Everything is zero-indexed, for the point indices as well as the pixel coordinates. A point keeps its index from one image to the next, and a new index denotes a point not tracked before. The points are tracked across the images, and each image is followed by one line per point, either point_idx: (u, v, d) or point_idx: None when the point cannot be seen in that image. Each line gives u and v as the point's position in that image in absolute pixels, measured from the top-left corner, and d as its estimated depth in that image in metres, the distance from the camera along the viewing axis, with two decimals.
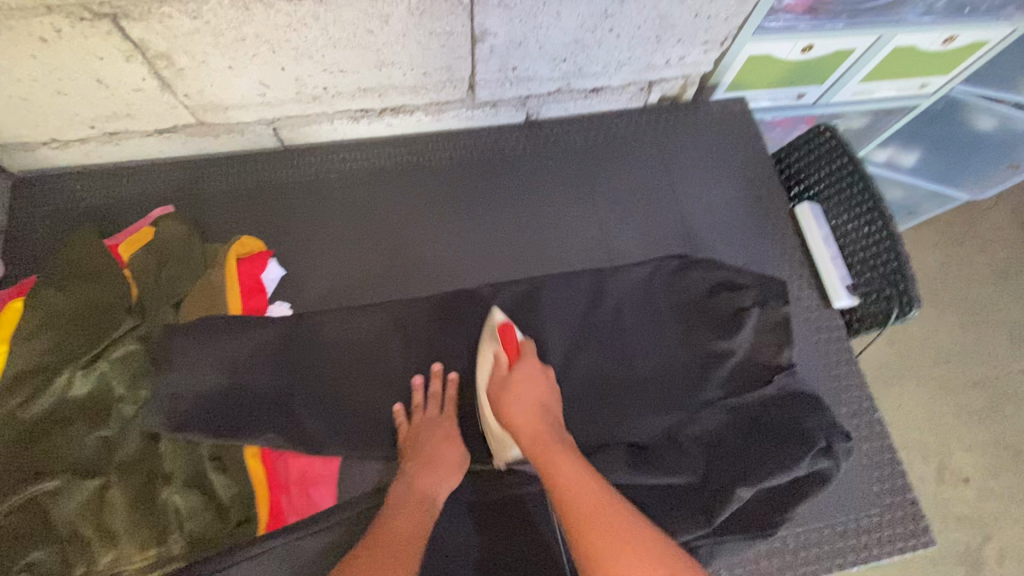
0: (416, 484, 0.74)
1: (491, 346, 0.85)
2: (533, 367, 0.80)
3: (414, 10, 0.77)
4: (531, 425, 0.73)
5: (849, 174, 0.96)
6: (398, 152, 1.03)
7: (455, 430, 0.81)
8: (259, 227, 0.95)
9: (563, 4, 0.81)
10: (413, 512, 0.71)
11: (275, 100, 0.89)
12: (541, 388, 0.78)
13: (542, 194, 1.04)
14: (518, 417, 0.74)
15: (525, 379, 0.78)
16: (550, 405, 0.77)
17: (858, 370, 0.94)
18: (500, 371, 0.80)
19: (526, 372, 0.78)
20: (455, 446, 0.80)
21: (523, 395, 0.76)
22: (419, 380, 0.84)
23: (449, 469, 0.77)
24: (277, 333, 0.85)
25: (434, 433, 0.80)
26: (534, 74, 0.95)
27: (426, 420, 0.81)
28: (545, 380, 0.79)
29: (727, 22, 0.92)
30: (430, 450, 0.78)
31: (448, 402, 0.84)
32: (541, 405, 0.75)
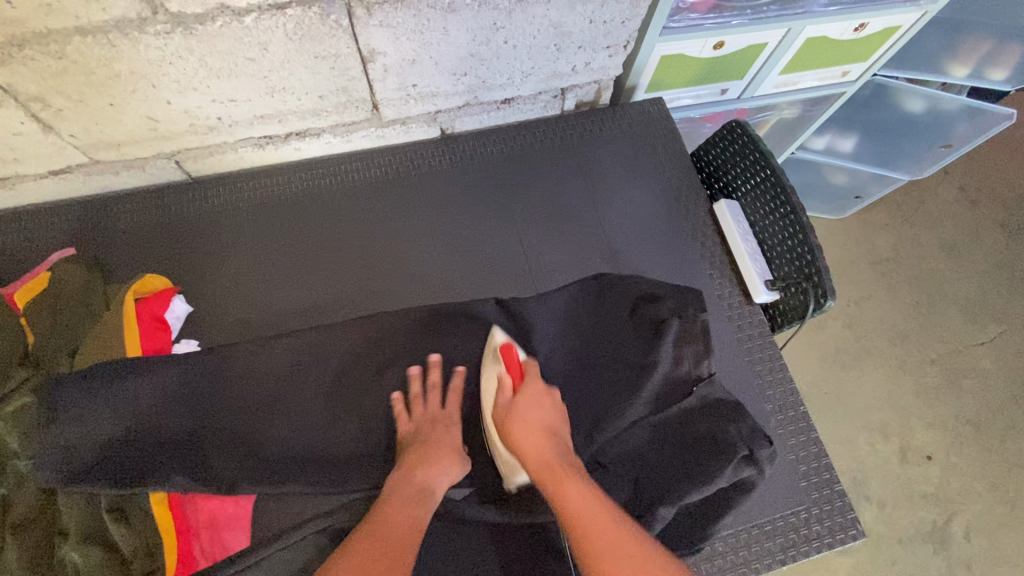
0: (415, 476, 0.75)
1: (493, 367, 0.86)
2: (540, 394, 0.81)
3: (292, 34, 0.75)
4: (540, 452, 0.74)
5: (761, 169, 0.97)
6: (310, 175, 1.01)
7: (454, 426, 0.83)
8: (164, 262, 0.93)
9: (448, 20, 0.80)
10: (407, 507, 0.72)
11: (169, 133, 0.87)
12: (547, 415, 0.79)
13: (460, 208, 1.02)
14: (527, 447, 0.75)
15: (529, 405, 0.79)
16: (556, 429, 0.78)
17: (782, 365, 0.94)
18: (502, 401, 0.81)
19: (532, 398, 0.80)
20: (453, 441, 0.82)
21: (531, 417, 0.78)
22: (416, 371, 0.86)
23: (446, 462, 0.78)
24: (182, 371, 0.83)
25: (433, 428, 0.82)
26: (437, 90, 0.93)
27: (425, 415, 0.83)
28: (551, 405, 0.80)
29: (624, 26, 0.91)
30: (428, 444, 0.79)
31: (452, 394, 0.86)
32: (549, 433, 0.76)
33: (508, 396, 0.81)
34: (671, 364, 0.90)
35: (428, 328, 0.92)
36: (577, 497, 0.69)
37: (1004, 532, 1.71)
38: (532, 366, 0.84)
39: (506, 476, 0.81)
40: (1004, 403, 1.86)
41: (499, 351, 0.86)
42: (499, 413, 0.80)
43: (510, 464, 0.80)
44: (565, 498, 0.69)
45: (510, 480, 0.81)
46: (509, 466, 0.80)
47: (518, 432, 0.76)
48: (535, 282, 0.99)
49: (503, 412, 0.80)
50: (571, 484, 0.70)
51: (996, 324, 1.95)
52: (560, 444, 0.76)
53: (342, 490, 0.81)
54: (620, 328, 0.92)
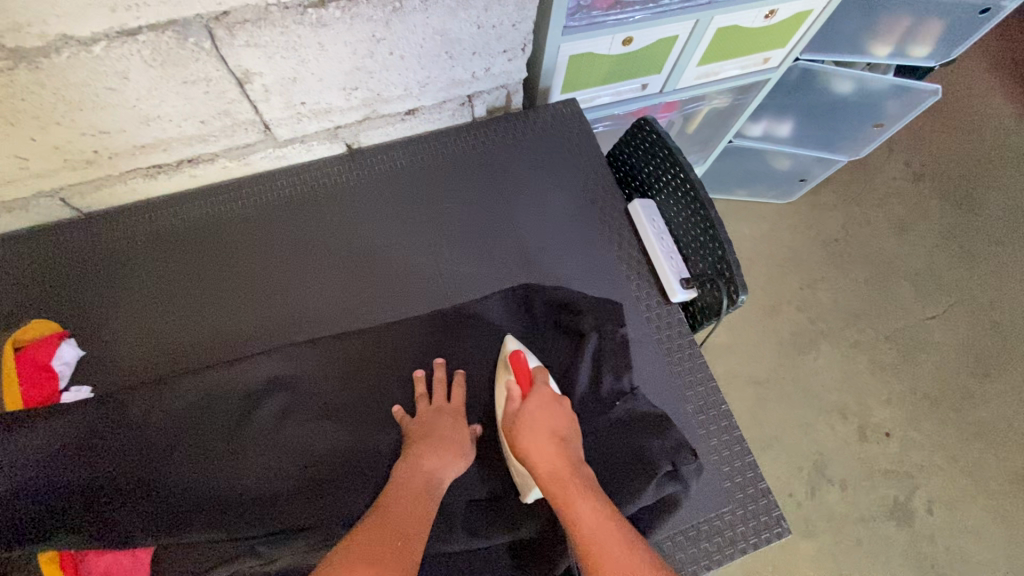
0: (422, 466, 0.74)
1: (504, 375, 0.84)
2: (548, 397, 0.78)
3: (151, 61, 0.72)
4: (549, 461, 0.71)
5: (672, 166, 0.95)
6: (209, 202, 0.97)
7: (461, 415, 0.82)
8: (53, 306, 0.88)
9: (322, 34, 0.77)
10: (416, 498, 0.71)
11: (44, 171, 0.83)
12: (558, 420, 0.76)
13: (368, 223, 0.99)
14: (538, 459, 0.72)
15: (538, 416, 0.76)
16: (566, 435, 0.75)
17: (702, 364, 0.92)
18: (512, 406, 0.79)
19: (541, 400, 0.78)
20: (458, 432, 0.80)
21: (542, 424, 0.75)
22: (421, 371, 0.85)
23: (453, 452, 0.77)
24: (75, 420, 0.78)
25: (438, 420, 0.80)
26: (330, 106, 0.90)
27: (433, 405, 0.82)
28: (561, 410, 0.77)
29: (516, 28, 0.89)
30: (437, 434, 0.78)
31: (457, 387, 0.84)
32: (557, 440, 0.74)
33: (518, 404, 0.79)
34: (589, 373, 0.87)
35: (336, 355, 0.88)
36: (593, 518, 0.66)
37: (963, 503, 1.72)
38: (541, 371, 0.82)
39: (521, 490, 0.78)
40: (958, 375, 1.87)
41: (510, 359, 0.84)
42: (508, 424, 0.77)
43: (523, 480, 0.78)
44: (578, 522, 0.66)
45: (523, 493, 0.78)
46: (524, 478, 0.77)
47: (529, 440, 0.74)
48: (449, 297, 0.95)
49: (513, 415, 0.78)
50: (583, 504, 0.67)
51: (946, 297, 1.97)
52: (569, 457, 0.73)
53: (245, 534, 0.76)
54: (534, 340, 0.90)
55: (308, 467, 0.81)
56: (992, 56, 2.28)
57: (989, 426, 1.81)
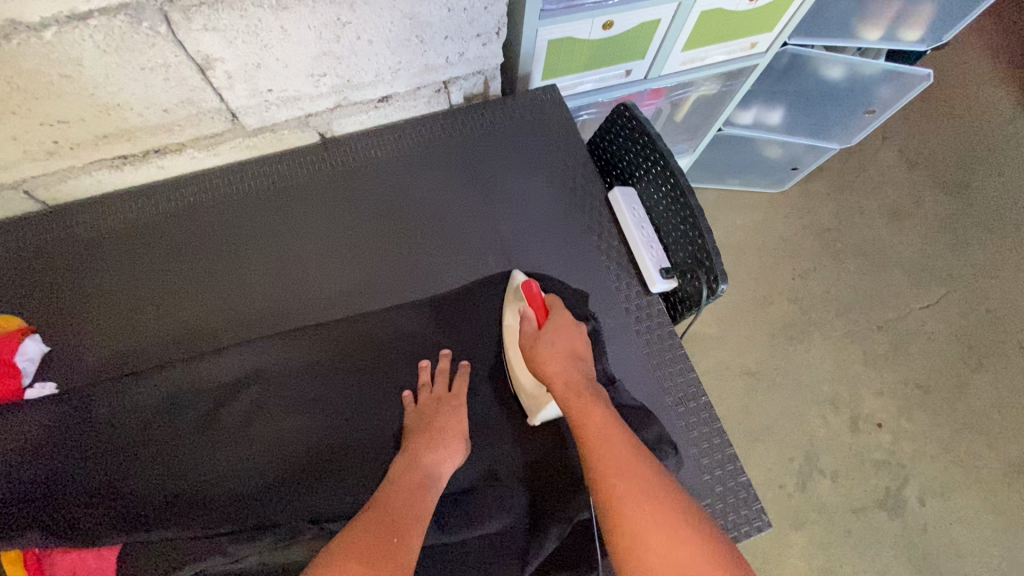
0: (421, 462, 0.74)
1: (516, 304, 0.88)
2: (566, 322, 0.82)
3: (105, 46, 0.69)
4: (564, 372, 0.76)
5: (651, 153, 0.93)
6: (177, 193, 0.95)
7: (462, 408, 0.81)
8: (18, 302, 0.86)
9: (284, 18, 0.74)
10: (414, 495, 0.70)
11: (3, 162, 0.81)
12: (574, 341, 0.81)
13: (341, 214, 0.97)
14: (552, 364, 0.77)
15: (555, 335, 0.80)
16: (581, 354, 0.80)
17: (683, 355, 0.91)
18: (529, 329, 0.83)
19: (557, 326, 0.82)
20: (459, 425, 0.80)
21: (557, 340, 0.80)
22: (426, 363, 0.85)
23: (453, 446, 0.77)
24: (41, 417, 0.77)
25: (439, 412, 0.80)
26: (298, 93, 0.88)
27: (434, 398, 0.82)
28: (579, 333, 0.82)
29: (489, 11, 0.86)
30: (437, 425, 0.78)
31: (459, 380, 0.84)
32: (574, 357, 0.79)
33: (534, 326, 0.83)
34: None
35: (306, 348, 0.86)
36: (597, 419, 0.70)
37: (956, 493, 1.71)
38: (556, 300, 0.86)
39: (530, 411, 0.83)
40: (951, 364, 1.86)
41: (521, 288, 0.88)
42: (524, 340, 0.81)
43: (535, 400, 0.82)
44: (585, 420, 0.70)
45: (533, 417, 0.82)
46: (535, 398, 0.82)
47: (545, 355, 0.78)
48: (425, 288, 0.93)
49: (531, 338, 0.81)
50: (594, 412, 0.71)
51: (940, 286, 1.95)
52: (585, 375, 0.77)
53: (214, 531, 0.74)
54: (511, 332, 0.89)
55: (279, 464, 0.80)
56: (987, 41, 2.25)
57: (982, 415, 1.80)
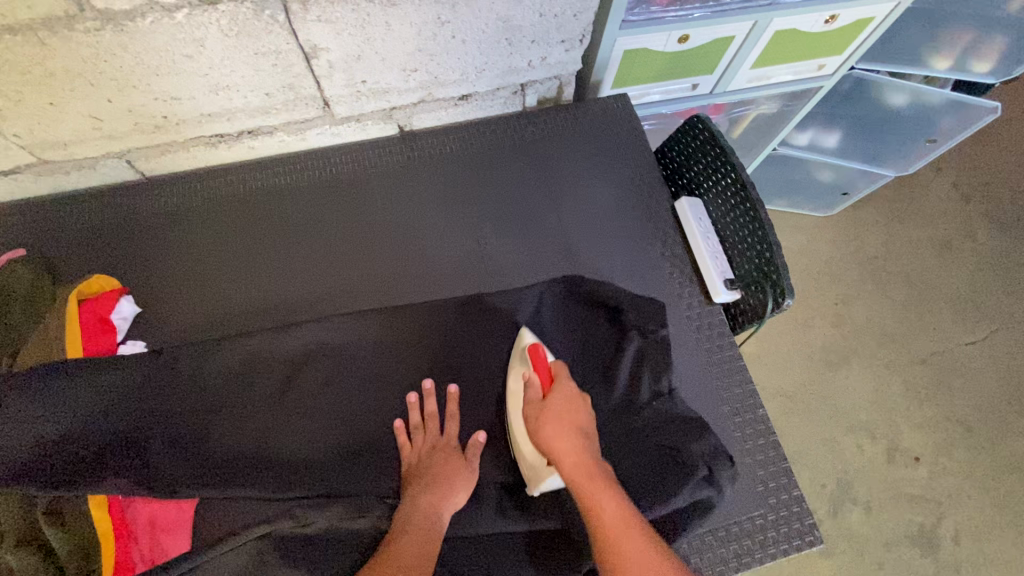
0: (422, 505, 0.75)
1: (520, 367, 0.85)
2: (573, 395, 0.80)
3: (227, 31, 0.74)
4: (573, 451, 0.73)
5: (723, 167, 0.95)
6: (263, 173, 1.00)
7: (452, 449, 0.81)
8: (114, 264, 0.92)
9: (389, 14, 0.78)
10: (419, 540, 0.71)
11: (115, 132, 0.87)
12: (581, 414, 0.78)
13: (416, 205, 1.00)
14: (558, 446, 0.74)
15: (561, 415, 0.77)
16: (587, 429, 0.77)
17: (742, 366, 0.92)
18: (534, 399, 0.80)
19: (564, 397, 0.79)
20: (454, 465, 0.79)
21: (565, 422, 0.76)
22: (413, 399, 0.83)
23: (454, 487, 0.77)
24: (132, 370, 0.82)
25: (434, 455, 0.79)
26: (388, 86, 0.92)
27: (426, 439, 0.81)
28: (584, 406, 0.79)
29: (577, 19, 0.89)
30: (432, 471, 0.78)
31: (451, 419, 0.83)
32: (581, 434, 0.76)
33: (538, 394, 0.80)
34: (628, 373, 0.86)
35: (377, 331, 0.89)
36: (607, 504, 0.69)
37: (993, 535, 1.67)
38: (562, 370, 0.82)
39: (529, 482, 0.79)
40: (995, 404, 1.81)
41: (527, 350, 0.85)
42: (529, 412, 0.79)
43: (534, 472, 0.78)
44: (598, 508, 0.68)
45: (531, 487, 0.78)
46: (535, 469, 0.78)
47: (551, 429, 0.75)
48: (491, 282, 0.96)
49: (538, 408, 0.78)
50: (605, 495, 0.69)
51: (988, 323, 1.91)
52: (590, 451, 0.75)
53: (288, 494, 0.78)
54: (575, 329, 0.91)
55: (349, 437, 0.83)
56: None
57: None
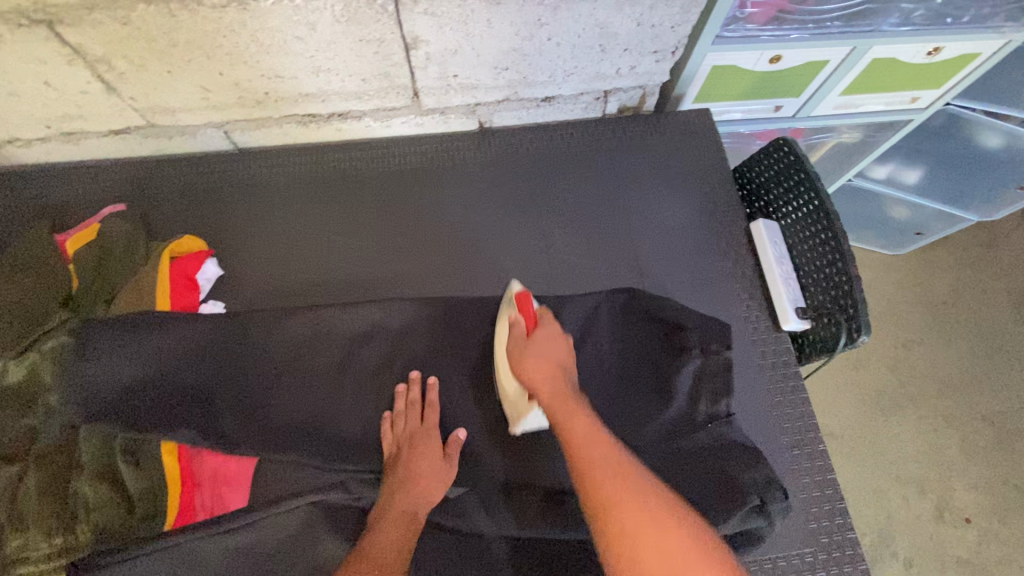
0: (401, 495, 0.76)
1: (507, 312, 0.86)
2: (554, 334, 0.80)
3: (339, 17, 0.77)
4: (550, 384, 0.74)
5: (805, 192, 0.91)
6: (346, 156, 1.03)
7: (433, 439, 0.81)
8: (202, 228, 0.97)
9: (492, 12, 0.80)
10: (396, 527, 0.73)
11: (220, 104, 0.92)
12: (563, 354, 0.78)
13: (488, 202, 1.02)
14: (537, 378, 0.75)
15: (543, 344, 0.78)
16: (567, 367, 0.77)
17: (804, 399, 0.89)
18: (517, 341, 0.80)
19: (545, 338, 0.79)
20: (433, 456, 0.80)
21: (545, 357, 0.77)
22: (400, 388, 0.85)
23: (431, 479, 0.78)
24: (206, 328, 0.86)
25: (413, 445, 0.80)
26: (477, 82, 0.94)
27: (406, 429, 0.82)
28: (565, 346, 0.79)
29: (673, 31, 0.89)
30: (410, 462, 0.79)
31: (431, 410, 0.83)
32: (559, 367, 0.76)
33: (521, 337, 0.81)
34: (686, 392, 0.86)
35: (440, 319, 0.91)
36: (583, 429, 0.68)
37: None
38: (547, 313, 0.83)
39: (512, 420, 0.82)
40: None
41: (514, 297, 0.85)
42: (513, 348, 0.80)
43: (514, 410, 0.81)
44: (573, 438, 0.68)
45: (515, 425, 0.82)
46: (515, 407, 0.81)
47: (530, 363, 0.77)
48: (555, 285, 0.96)
49: (518, 347, 0.80)
50: (582, 422, 0.69)
51: None
52: (570, 382, 0.75)
53: (339, 467, 0.82)
54: (635, 342, 0.90)
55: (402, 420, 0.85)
56: None
57: None
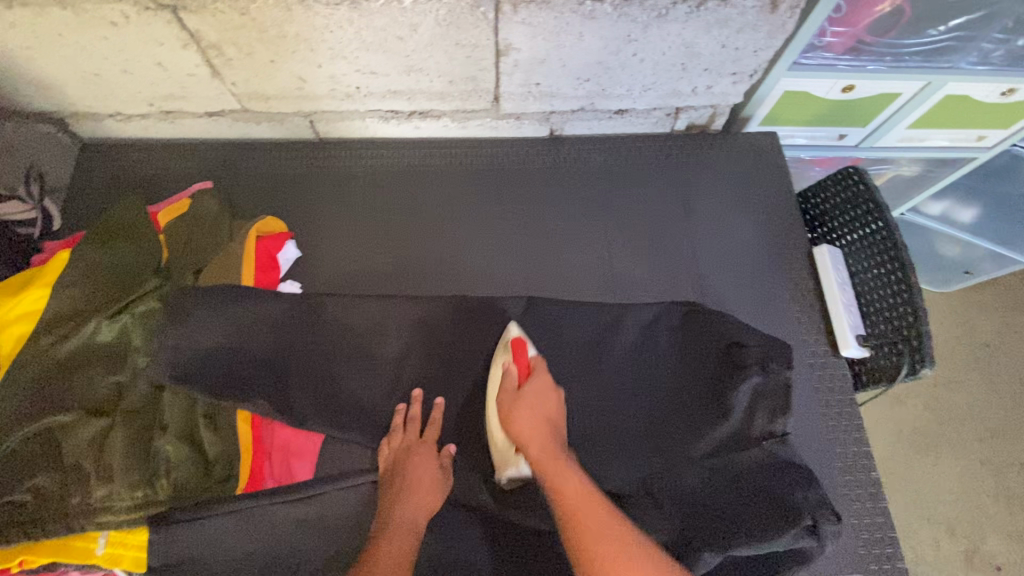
0: (399, 509, 0.76)
1: (502, 357, 0.86)
2: (544, 384, 0.81)
3: (442, 21, 0.81)
4: (539, 440, 0.74)
5: (873, 221, 0.91)
6: (421, 153, 1.07)
7: (432, 454, 0.82)
8: (282, 212, 1.02)
9: (585, 25, 0.83)
10: (397, 537, 0.73)
11: (312, 94, 0.96)
12: (553, 405, 0.79)
13: (554, 207, 1.04)
14: (527, 431, 0.75)
15: (534, 398, 0.78)
16: (556, 423, 0.77)
17: (859, 426, 0.90)
18: (510, 389, 0.80)
19: (536, 389, 0.79)
20: (432, 471, 0.81)
21: (534, 410, 0.77)
22: (399, 407, 0.86)
23: (429, 493, 0.79)
24: (282, 307, 0.90)
25: (412, 460, 0.81)
26: (557, 91, 0.97)
27: (402, 445, 0.83)
28: (555, 398, 0.80)
29: (755, 55, 0.91)
30: (408, 475, 0.80)
31: (431, 426, 0.85)
32: (549, 424, 0.76)
33: (513, 387, 0.81)
34: (742, 408, 0.87)
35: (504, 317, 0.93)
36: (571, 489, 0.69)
37: None
38: (539, 362, 0.83)
39: (497, 469, 0.82)
40: None
41: (511, 343, 0.86)
42: (503, 399, 0.80)
43: (502, 458, 0.81)
44: (562, 491, 0.69)
45: (499, 472, 0.81)
46: (503, 455, 0.81)
47: (520, 417, 0.76)
48: (615, 293, 0.99)
49: (508, 399, 0.79)
50: (573, 489, 0.69)
51: None
52: (558, 438, 0.75)
53: None
54: (692, 355, 0.91)
55: (462, 412, 0.89)
56: None
57: None
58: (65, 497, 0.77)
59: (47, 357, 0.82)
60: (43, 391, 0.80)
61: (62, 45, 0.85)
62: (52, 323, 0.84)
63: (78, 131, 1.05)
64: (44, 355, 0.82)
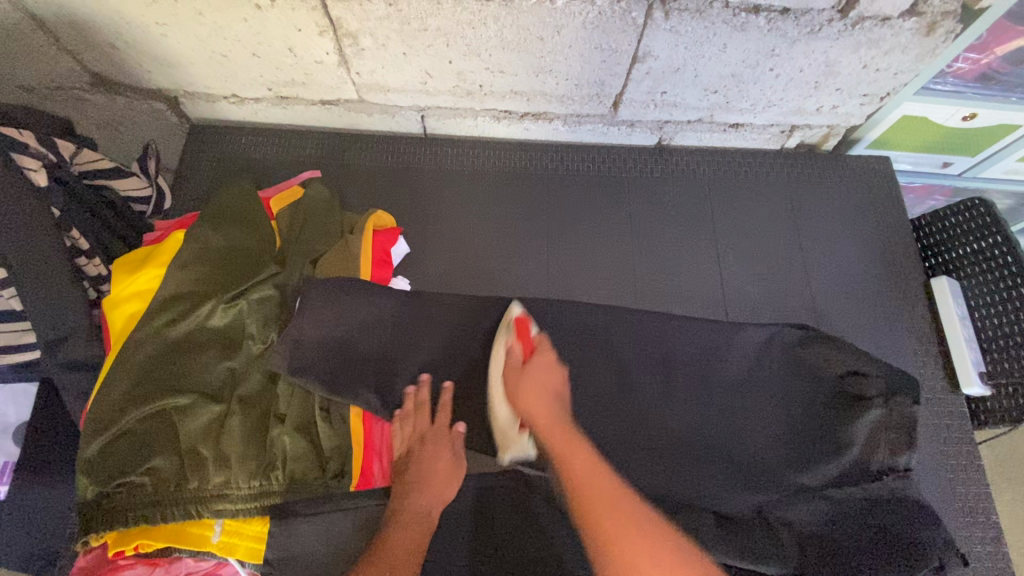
0: (410, 502, 0.75)
1: (504, 336, 0.85)
2: (550, 361, 0.80)
3: (589, 23, 0.80)
4: (544, 411, 0.73)
5: (999, 256, 0.88)
6: (527, 155, 1.06)
7: (445, 441, 0.81)
8: (388, 206, 1.01)
9: (732, 37, 0.82)
10: (406, 532, 0.72)
11: (433, 90, 0.95)
12: (557, 379, 0.78)
13: (660, 217, 1.03)
14: (534, 406, 0.74)
15: (539, 372, 0.79)
16: (560, 393, 0.77)
17: (974, 466, 0.88)
18: (512, 364, 0.81)
19: (541, 365, 0.80)
20: (444, 459, 0.80)
21: (541, 383, 0.77)
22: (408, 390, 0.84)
23: (442, 484, 0.78)
24: (395, 302, 0.88)
25: (425, 448, 0.80)
26: (681, 101, 0.96)
27: (416, 430, 0.81)
28: (559, 374, 0.79)
29: (895, 77, 0.89)
30: (422, 467, 0.78)
31: (441, 410, 0.83)
32: (557, 398, 0.76)
33: (518, 363, 0.81)
34: (862, 439, 0.84)
35: (616, 328, 0.91)
36: (579, 464, 0.66)
37: None
38: (542, 339, 0.83)
39: (500, 448, 0.80)
40: None
41: (513, 322, 0.85)
42: (508, 378, 0.80)
43: (503, 438, 0.80)
44: (567, 464, 0.67)
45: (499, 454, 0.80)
46: (506, 434, 0.80)
47: (527, 393, 0.76)
48: (723, 311, 0.97)
49: (515, 372, 0.79)
50: (575, 460, 0.67)
51: None
52: (565, 411, 0.75)
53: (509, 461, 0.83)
54: (808, 380, 0.89)
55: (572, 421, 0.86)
56: None
57: None
58: (181, 482, 0.76)
59: (162, 338, 0.80)
60: (159, 374, 0.79)
61: (199, 25, 0.84)
62: (164, 304, 0.81)
63: (188, 112, 1.05)
64: (160, 335, 0.80)
